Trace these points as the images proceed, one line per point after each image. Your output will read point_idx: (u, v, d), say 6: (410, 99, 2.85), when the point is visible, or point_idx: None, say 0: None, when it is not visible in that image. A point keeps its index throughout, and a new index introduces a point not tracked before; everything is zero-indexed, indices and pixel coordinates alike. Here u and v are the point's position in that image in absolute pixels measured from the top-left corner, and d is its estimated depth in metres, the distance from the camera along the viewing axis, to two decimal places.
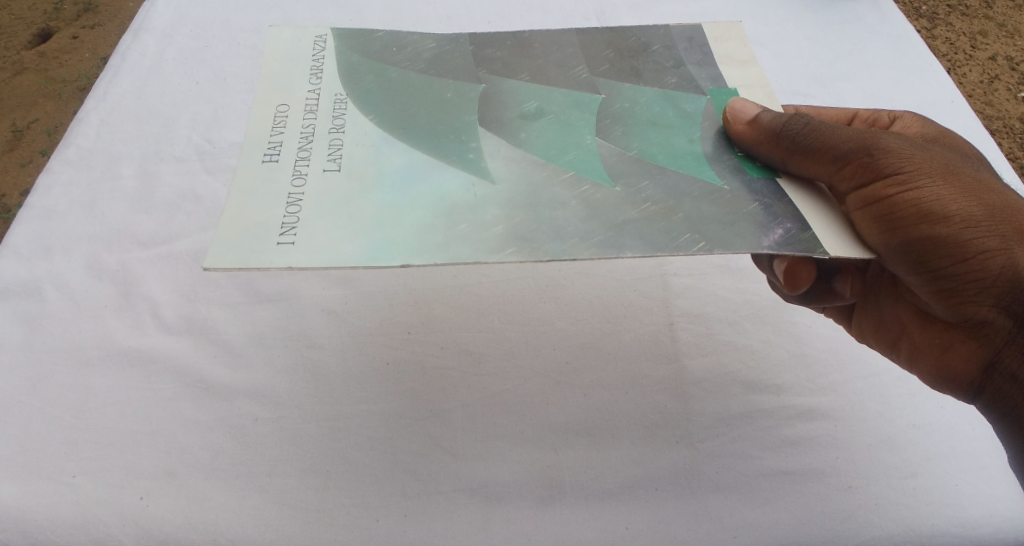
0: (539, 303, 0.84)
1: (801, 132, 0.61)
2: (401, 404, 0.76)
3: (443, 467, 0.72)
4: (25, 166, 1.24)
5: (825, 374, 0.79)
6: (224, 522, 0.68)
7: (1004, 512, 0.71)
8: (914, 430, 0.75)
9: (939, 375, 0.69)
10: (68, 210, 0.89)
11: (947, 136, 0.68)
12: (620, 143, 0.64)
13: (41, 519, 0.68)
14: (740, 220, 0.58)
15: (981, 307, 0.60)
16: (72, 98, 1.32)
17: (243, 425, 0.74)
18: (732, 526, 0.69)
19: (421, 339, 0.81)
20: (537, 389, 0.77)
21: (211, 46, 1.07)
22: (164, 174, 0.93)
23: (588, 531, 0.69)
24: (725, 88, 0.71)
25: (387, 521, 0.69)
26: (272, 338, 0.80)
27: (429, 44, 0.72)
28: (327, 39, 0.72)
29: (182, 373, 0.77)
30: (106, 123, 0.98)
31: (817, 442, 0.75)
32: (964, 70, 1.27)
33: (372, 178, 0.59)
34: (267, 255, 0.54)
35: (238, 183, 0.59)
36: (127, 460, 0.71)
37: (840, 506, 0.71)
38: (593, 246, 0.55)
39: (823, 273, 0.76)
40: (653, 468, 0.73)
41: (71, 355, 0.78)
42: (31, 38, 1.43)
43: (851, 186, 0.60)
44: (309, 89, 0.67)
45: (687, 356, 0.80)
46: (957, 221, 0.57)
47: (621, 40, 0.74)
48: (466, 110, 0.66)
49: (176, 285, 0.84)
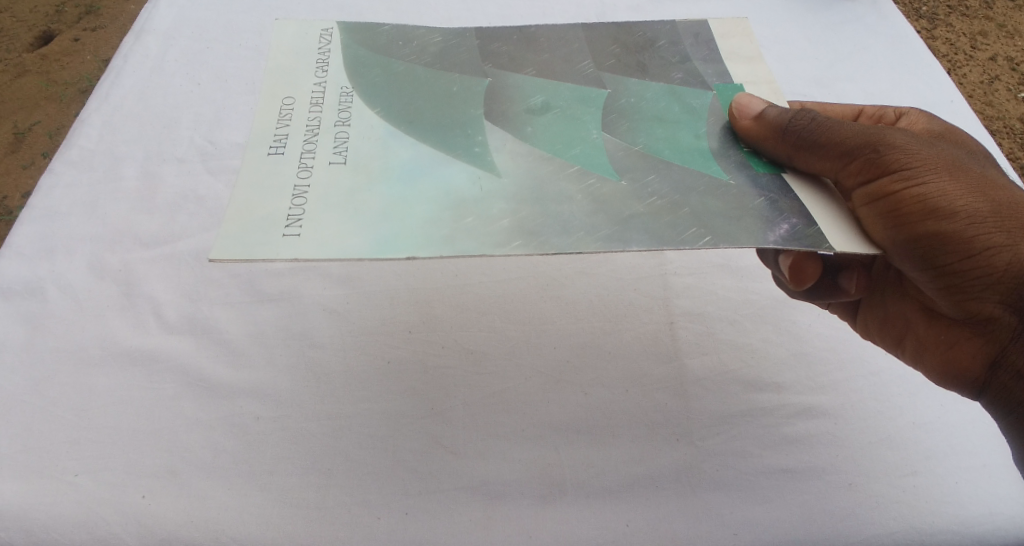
0: (541, 302, 0.84)
1: (808, 128, 0.61)
2: (403, 403, 0.75)
3: (445, 466, 0.71)
4: (26, 168, 1.24)
5: (826, 373, 0.79)
6: (224, 521, 0.68)
7: (1004, 510, 0.70)
8: (914, 428, 0.75)
9: (945, 372, 0.69)
10: (70, 210, 0.89)
11: (952, 133, 0.68)
12: (625, 138, 0.64)
13: (43, 518, 0.68)
14: (745, 215, 0.58)
15: (986, 303, 0.60)
16: (73, 100, 1.32)
17: (245, 424, 0.73)
18: (732, 524, 0.69)
19: (423, 339, 0.80)
20: (539, 387, 0.77)
21: (214, 46, 1.07)
22: (166, 174, 0.93)
23: (588, 529, 0.68)
24: (731, 84, 0.71)
25: (388, 519, 0.68)
26: (274, 337, 0.80)
27: (434, 39, 0.72)
28: (333, 32, 0.72)
29: (183, 372, 0.77)
30: (108, 124, 0.98)
31: (818, 441, 0.74)
32: (964, 71, 1.28)
33: (377, 171, 0.59)
34: (272, 247, 0.54)
35: (243, 175, 0.59)
36: (129, 459, 0.71)
37: (842, 505, 0.71)
38: (598, 241, 0.55)
39: (828, 268, 0.76)
40: (654, 467, 0.72)
41: (73, 355, 0.77)
42: (33, 42, 1.43)
43: (857, 181, 0.60)
44: (315, 82, 0.67)
45: (688, 355, 0.80)
46: (962, 217, 0.57)
47: (626, 36, 0.74)
48: (471, 104, 0.66)
49: (178, 285, 0.83)
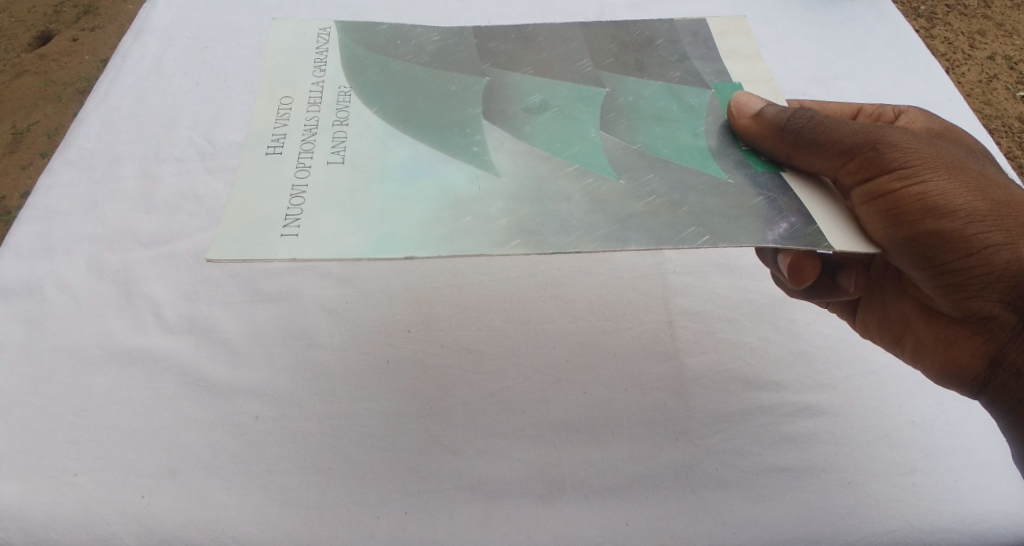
0: (540, 302, 0.84)
1: (807, 126, 0.61)
2: (403, 403, 0.75)
3: (444, 465, 0.71)
4: (25, 168, 1.23)
5: (825, 371, 0.79)
6: (224, 520, 0.68)
7: (1004, 508, 0.70)
8: (913, 427, 0.75)
9: (944, 371, 0.68)
10: (69, 210, 0.89)
11: (951, 132, 0.68)
12: (625, 137, 0.64)
13: (43, 518, 0.68)
14: (744, 214, 0.58)
15: (986, 302, 0.60)
16: (72, 100, 1.32)
17: (244, 423, 0.73)
18: (731, 523, 0.69)
19: (422, 338, 0.80)
20: (538, 387, 0.77)
21: (212, 46, 1.07)
22: (165, 174, 0.93)
23: (588, 528, 0.68)
24: (730, 82, 0.71)
25: (388, 519, 0.68)
26: (273, 337, 0.79)
27: (433, 38, 0.72)
28: (332, 31, 0.72)
29: (182, 372, 0.77)
30: (107, 124, 0.98)
31: (817, 439, 0.74)
32: (963, 70, 1.28)
33: (376, 170, 0.59)
34: (270, 247, 0.54)
35: (242, 174, 0.58)
36: (128, 458, 0.71)
37: (841, 503, 0.70)
38: (598, 239, 0.55)
39: (828, 267, 0.76)
40: (653, 466, 0.72)
41: (72, 355, 0.77)
42: (31, 42, 1.42)
43: (856, 180, 0.60)
44: (313, 82, 0.67)
45: (687, 354, 0.80)
46: (962, 216, 0.57)
47: (625, 34, 0.74)
48: (470, 103, 0.66)
49: (177, 284, 0.83)
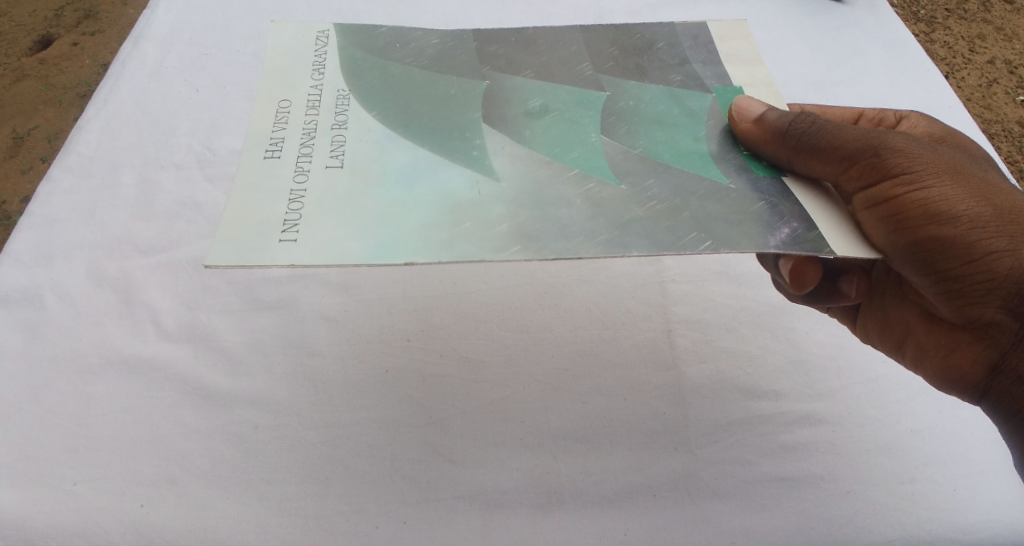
0: (539, 307, 0.83)
1: (808, 131, 0.60)
2: (401, 411, 0.75)
3: (442, 474, 0.71)
4: (25, 172, 1.22)
5: (824, 380, 0.79)
6: (223, 529, 0.67)
7: (1004, 517, 0.70)
8: (912, 436, 0.75)
9: (946, 377, 0.68)
10: (69, 217, 0.88)
11: (952, 137, 0.68)
12: (625, 141, 0.64)
13: (41, 528, 0.67)
14: (746, 220, 0.57)
15: (988, 308, 0.60)
16: (72, 104, 1.31)
17: (244, 433, 0.73)
18: (731, 533, 0.68)
19: (421, 345, 0.80)
20: (537, 394, 0.77)
21: (211, 52, 1.07)
22: (165, 181, 0.92)
23: (587, 537, 0.68)
24: (730, 86, 0.70)
25: (388, 528, 0.68)
26: (272, 345, 0.79)
27: (433, 41, 0.71)
28: (330, 34, 0.71)
29: (182, 381, 0.76)
30: (106, 130, 0.97)
31: (817, 448, 0.74)
32: (963, 75, 1.27)
33: (375, 175, 0.59)
34: (268, 252, 0.53)
35: (239, 179, 0.58)
36: (127, 468, 0.70)
37: (843, 512, 0.70)
38: (598, 245, 0.54)
39: (829, 272, 0.76)
40: (652, 475, 0.72)
41: (72, 364, 0.77)
42: (32, 45, 1.41)
43: (857, 186, 0.60)
44: (312, 85, 0.66)
45: (686, 363, 0.80)
46: (965, 221, 0.57)
47: (625, 38, 0.74)
48: (470, 107, 0.65)
49: (177, 293, 0.82)
